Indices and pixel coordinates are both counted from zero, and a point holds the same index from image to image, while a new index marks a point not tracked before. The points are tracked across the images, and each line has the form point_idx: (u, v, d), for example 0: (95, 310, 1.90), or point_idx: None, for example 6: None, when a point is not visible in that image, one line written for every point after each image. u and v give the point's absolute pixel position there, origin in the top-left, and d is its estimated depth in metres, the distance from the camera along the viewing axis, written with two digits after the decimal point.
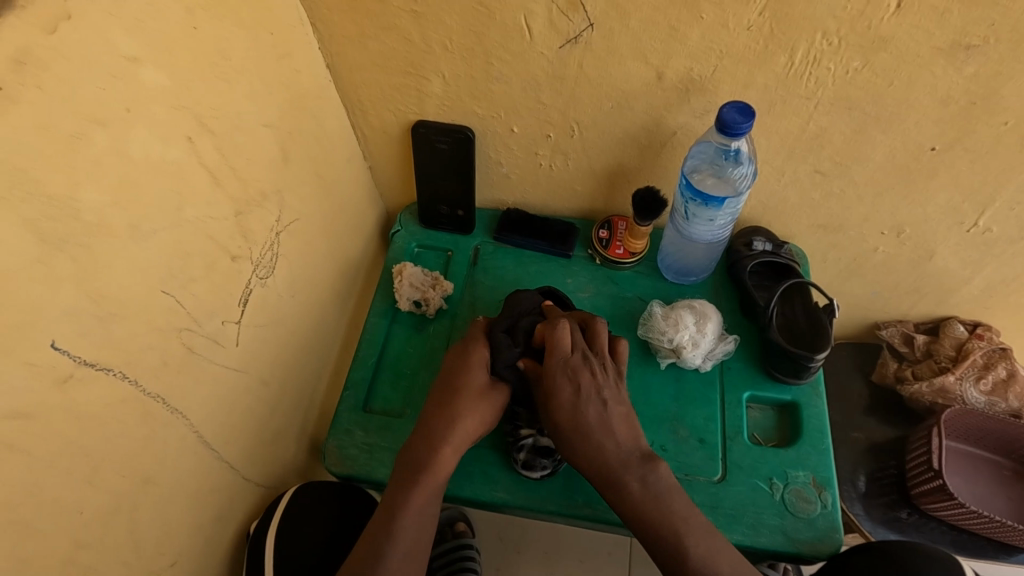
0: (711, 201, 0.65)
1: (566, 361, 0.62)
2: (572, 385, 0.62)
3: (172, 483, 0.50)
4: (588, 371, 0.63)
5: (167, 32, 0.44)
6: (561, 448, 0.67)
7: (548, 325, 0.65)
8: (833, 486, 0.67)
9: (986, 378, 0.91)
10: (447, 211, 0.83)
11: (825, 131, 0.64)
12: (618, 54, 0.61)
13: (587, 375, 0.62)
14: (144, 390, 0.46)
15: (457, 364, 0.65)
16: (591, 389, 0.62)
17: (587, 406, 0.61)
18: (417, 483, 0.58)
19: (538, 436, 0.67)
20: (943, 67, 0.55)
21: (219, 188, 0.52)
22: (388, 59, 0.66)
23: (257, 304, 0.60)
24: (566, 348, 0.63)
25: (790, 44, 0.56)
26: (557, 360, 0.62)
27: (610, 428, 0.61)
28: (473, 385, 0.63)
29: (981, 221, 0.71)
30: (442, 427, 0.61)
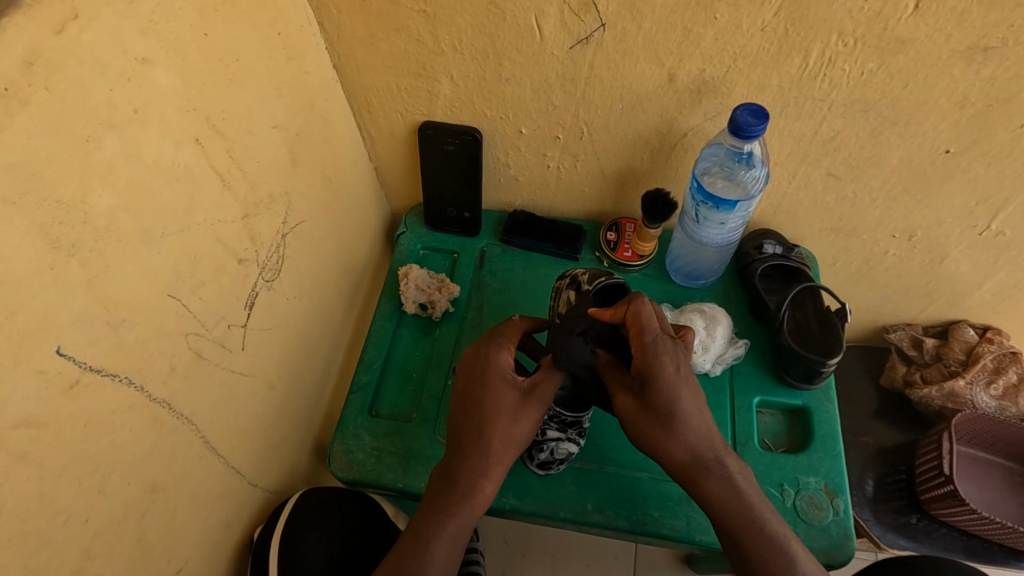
0: (722, 204, 0.64)
1: (655, 341, 0.53)
2: (662, 368, 0.52)
3: (180, 490, 0.49)
4: (676, 351, 0.54)
5: (177, 33, 0.43)
6: (576, 449, 0.66)
7: (632, 300, 0.56)
8: (845, 492, 0.66)
9: (996, 381, 0.90)
10: (454, 213, 0.82)
11: (838, 134, 0.63)
12: (631, 56, 0.60)
13: (676, 357, 0.53)
14: (153, 397, 0.45)
15: (476, 377, 0.57)
16: (681, 374, 0.53)
17: (677, 392, 0.52)
18: (448, 510, 0.53)
19: (562, 440, 0.65)
20: (961, 69, 0.55)
21: (227, 190, 0.51)
22: (397, 60, 0.65)
23: (264, 307, 0.59)
24: (655, 325, 0.54)
25: (805, 45, 0.55)
26: (643, 339, 0.53)
27: (697, 417, 0.53)
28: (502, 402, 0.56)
29: (994, 225, 0.71)
30: (476, 449, 0.54)
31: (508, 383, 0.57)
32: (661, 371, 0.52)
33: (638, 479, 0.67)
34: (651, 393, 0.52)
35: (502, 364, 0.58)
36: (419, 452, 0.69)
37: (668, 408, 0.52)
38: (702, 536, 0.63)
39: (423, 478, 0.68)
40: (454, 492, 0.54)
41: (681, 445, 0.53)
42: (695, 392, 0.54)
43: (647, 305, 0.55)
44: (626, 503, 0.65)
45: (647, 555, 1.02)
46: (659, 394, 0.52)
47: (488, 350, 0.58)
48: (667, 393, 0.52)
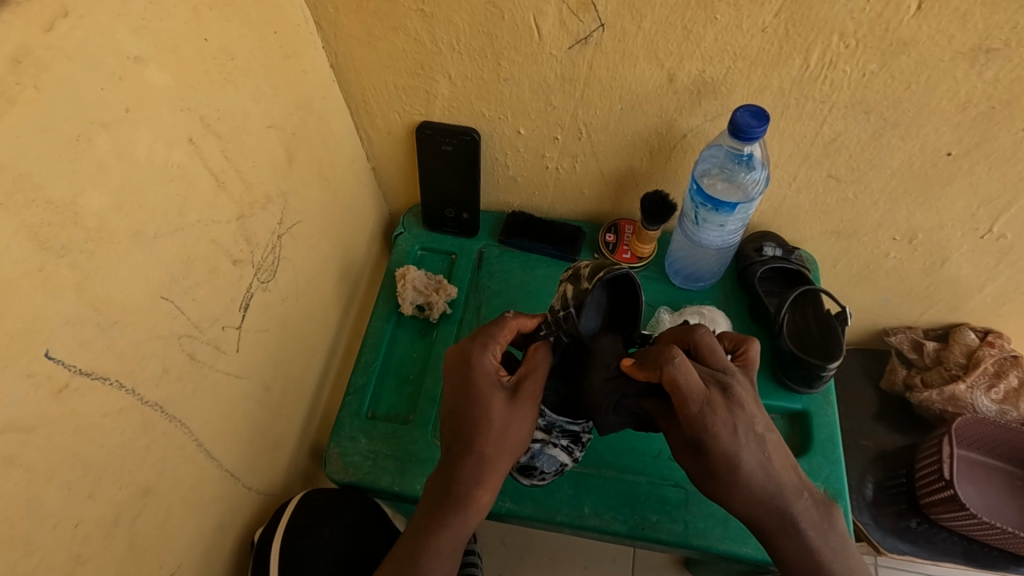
0: (722, 206, 0.64)
1: (699, 406, 0.49)
2: (711, 430, 0.50)
3: (173, 493, 0.49)
4: (722, 407, 0.50)
5: (171, 31, 0.43)
6: (568, 460, 0.63)
7: (663, 358, 0.50)
8: (845, 497, 0.66)
9: (997, 386, 0.90)
10: (452, 214, 0.82)
11: (839, 136, 0.63)
12: (630, 56, 0.59)
13: (723, 414, 0.50)
14: (145, 400, 0.44)
15: (463, 382, 0.55)
16: (732, 429, 0.50)
17: (731, 449, 0.50)
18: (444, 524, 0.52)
19: (550, 446, 0.62)
20: (963, 71, 0.54)
21: (222, 190, 0.51)
22: (395, 59, 0.65)
23: (260, 308, 0.59)
24: (693, 384, 0.49)
25: (806, 46, 0.55)
26: (683, 403, 0.50)
27: (759, 470, 0.51)
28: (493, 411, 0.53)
29: (995, 228, 0.70)
30: (468, 460, 0.53)
31: (495, 388, 0.54)
32: (711, 432, 0.50)
33: (637, 483, 0.66)
34: (705, 455, 0.51)
35: (488, 366, 0.55)
36: (416, 455, 0.69)
37: (727, 467, 0.50)
38: (701, 540, 0.63)
39: (420, 481, 0.67)
40: (448, 503, 0.53)
41: (749, 500, 0.51)
42: (752, 444, 0.51)
43: (683, 364, 0.50)
44: (624, 507, 0.65)
45: (645, 558, 1.02)
46: (712, 455, 0.50)
47: (473, 353, 0.55)
48: (722, 453, 0.50)
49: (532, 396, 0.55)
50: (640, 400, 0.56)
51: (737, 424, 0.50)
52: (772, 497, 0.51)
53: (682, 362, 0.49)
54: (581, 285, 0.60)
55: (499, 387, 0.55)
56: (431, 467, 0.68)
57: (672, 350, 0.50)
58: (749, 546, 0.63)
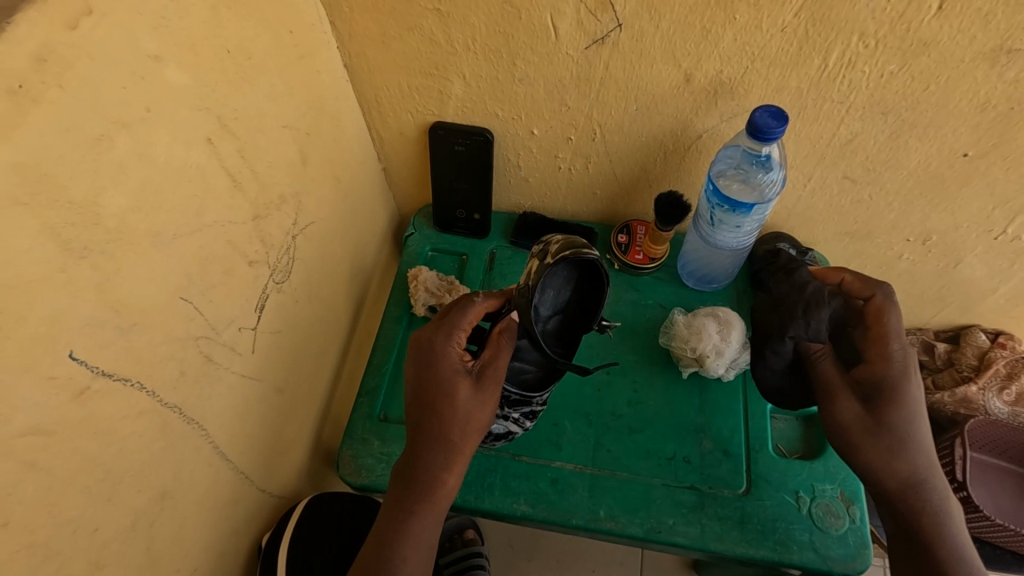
0: (739, 207, 0.63)
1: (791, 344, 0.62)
2: (904, 362, 0.57)
3: (189, 496, 0.48)
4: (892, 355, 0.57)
5: (189, 30, 0.42)
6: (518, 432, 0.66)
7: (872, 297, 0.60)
8: (862, 501, 0.65)
9: (1009, 388, 0.90)
10: (463, 215, 0.81)
11: (856, 136, 0.63)
12: (648, 56, 0.59)
13: (880, 363, 0.57)
14: (162, 402, 0.44)
15: (431, 369, 0.56)
16: (904, 374, 0.57)
17: (902, 393, 0.56)
18: (418, 510, 0.54)
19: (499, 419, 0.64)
20: (983, 72, 0.54)
21: (238, 191, 0.50)
22: (408, 59, 0.64)
23: (274, 310, 0.58)
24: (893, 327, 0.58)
25: (825, 46, 0.55)
26: (884, 340, 0.58)
27: (908, 422, 0.56)
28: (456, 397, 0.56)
29: (1010, 229, 0.70)
30: (435, 447, 0.55)
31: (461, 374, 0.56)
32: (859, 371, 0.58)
33: (651, 485, 0.66)
34: (888, 395, 0.56)
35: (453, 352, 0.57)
36: None
37: (893, 411, 0.56)
38: (717, 544, 0.63)
39: None
40: (419, 488, 0.55)
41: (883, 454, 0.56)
42: (918, 395, 0.57)
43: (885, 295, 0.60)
44: (640, 510, 0.64)
45: (653, 561, 1.01)
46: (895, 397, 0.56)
47: (438, 341, 0.57)
48: (887, 394, 0.56)
49: (494, 378, 0.57)
50: (785, 368, 0.64)
51: (917, 369, 0.57)
52: (900, 452, 0.56)
53: (889, 298, 0.59)
54: (546, 260, 0.57)
55: (465, 372, 0.56)
56: None
57: (886, 287, 0.60)
58: (766, 548, 0.62)
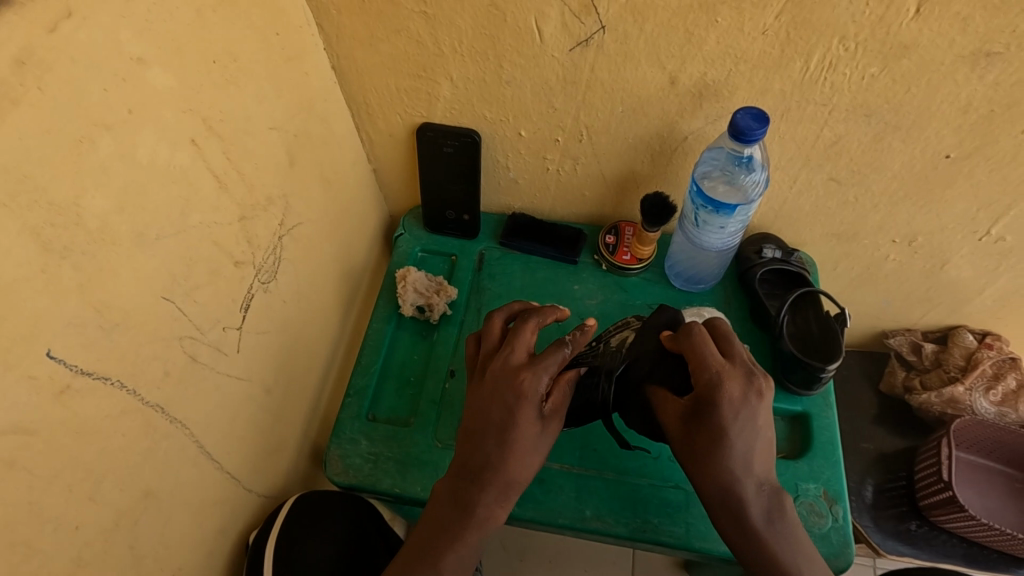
0: (723, 208, 0.64)
1: (712, 372, 0.52)
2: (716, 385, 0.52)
3: (174, 496, 0.48)
4: (738, 385, 0.52)
5: (174, 33, 0.43)
6: None
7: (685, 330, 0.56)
8: (846, 500, 0.65)
9: (995, 388, 0.90)
10: (453, 216, 0.82)
11: (840, 138, 0.63)
12: (633, 59, 0.60)
13: (733, 393, 0.52)
14: (146, 402, 0.44)
15: (505, 406, 0.55)
16: (741, 400, 0.52)
17: (724, 420, 0.52)
18: (459, 540, 0.55)
19: None
20: (964, 75, 0.54)
21: (224, 192, 0.51)
22: (396, 62, 0.65)
23: (261, 310, 0.58)
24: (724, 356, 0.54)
25: (807, 49, 0.55)
26: (700, 370, 0.53)
27: (746, 449, 0.53)
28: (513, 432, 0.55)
29: (995, 230, 0.70)
30: (494, 486, 0.55)
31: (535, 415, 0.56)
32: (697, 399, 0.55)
33: (638, 485, 0.66)
34: (704, 421, 0.52)
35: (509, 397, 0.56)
36: (418, 457, 0.69)
37: (711, 434, 0.52)
38: (703, 543, 0.63)
39: (420, 483, 0.67)
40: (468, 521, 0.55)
41: (716, 475, 0.53)
42: (746, 425, 0.52)
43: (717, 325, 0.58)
44: (626, 510, 0.65)
45: (644, 561, 1.02)
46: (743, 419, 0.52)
47: (527, 379, 0.55)
48: (717, 417, 0.52)
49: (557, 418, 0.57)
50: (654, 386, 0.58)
51: (736, 403, 0.52)
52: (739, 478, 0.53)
53: (702, 332, 0.54)
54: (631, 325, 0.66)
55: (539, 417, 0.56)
56: (432, 470, 0.68)
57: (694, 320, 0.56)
58: None
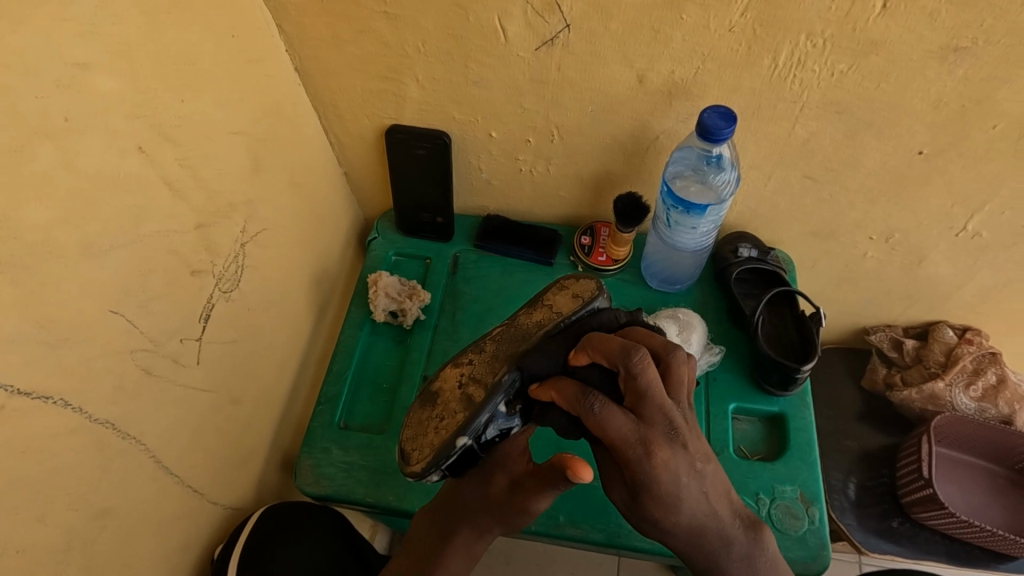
0: (693, 208, 0.63)
1: (637, 448, 0.44)
2: (645, 467, 0.44)
3: (131, 513, 0.47)
4: (665, 445, 0.45)
5: (124, 36, 0.42)
6: None
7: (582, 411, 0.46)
8: (822, 501, 0.64)
9: (975, 383, 0.90)
10: (426, 218, 0.80)
11: (813, 136, 0.62)
12: (601, 58, 0.59)
13: (664, 457, 0.44)
14: (94, 418, 0.43)
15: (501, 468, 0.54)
16: (669, 464, 0.44)
17: (671, 477, 0.44)
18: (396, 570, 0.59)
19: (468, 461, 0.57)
20: (934, 70, 0.54)
21: (180, 199, 0.49)
22: (362, 62, 0.63)
23: (223, 318, 0.57)
24: (662, 400, 0.45)
25: (776, 46, 0.54)
26: (622, 453, 0.45)
27: (696, 497, 0.46)
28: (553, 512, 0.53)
29: (971, 226, 0.70)
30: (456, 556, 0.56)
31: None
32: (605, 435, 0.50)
33: None
34: (641, 492, 0.45)
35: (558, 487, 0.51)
36: (391, 465, 0.68)
37: (658, 501, 0.45)
38: None
39: (393, 492, 0.66)
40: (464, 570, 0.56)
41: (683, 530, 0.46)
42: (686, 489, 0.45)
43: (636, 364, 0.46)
44: (600, 515, 0.64)
45: (629, 565, 1.01)
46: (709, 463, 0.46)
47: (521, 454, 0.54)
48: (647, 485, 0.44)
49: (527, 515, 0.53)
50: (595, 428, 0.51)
51: (672, 465, 0.44)
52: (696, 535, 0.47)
53: (602, 407, 0.45)
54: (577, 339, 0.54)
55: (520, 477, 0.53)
56: (405, 479, 0.67)
57: (587, 395, 0.46)
58: None
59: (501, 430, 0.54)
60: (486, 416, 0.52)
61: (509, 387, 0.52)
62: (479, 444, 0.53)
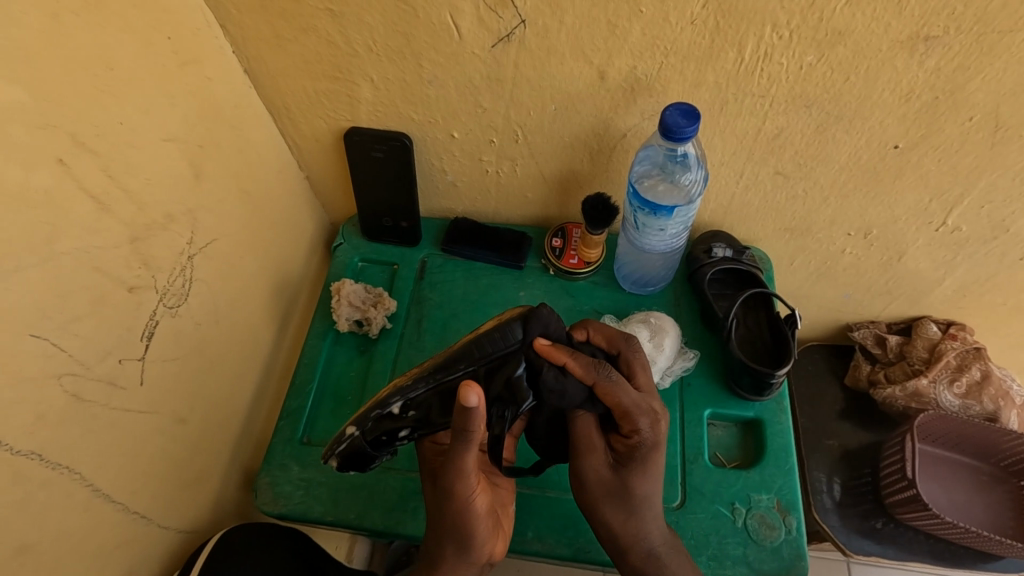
0: (659, 210, 0.61)
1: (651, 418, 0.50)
2: (653, 444, 0.51)
3: (60, 546, 0.44)
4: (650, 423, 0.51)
5: (21, 41, 0.39)
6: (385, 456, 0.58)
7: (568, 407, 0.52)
8: (799, 509, 0.62)
9: (960, 379, 0.87)
10: (390, 223, 0.78)
11: (783, 131, 0.60)
12: (557, 54, 0.56)
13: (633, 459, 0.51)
14: (12, 450, 0.40)
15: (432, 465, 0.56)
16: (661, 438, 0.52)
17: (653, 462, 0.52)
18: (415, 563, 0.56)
19: (377, 458, 0.58)
20: (903, 61, 0.51)
21: (106, 212, 0.46)
22: (310, 63, 0.60)
23: (167, 335, 0.54)
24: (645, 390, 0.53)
25: (738, 39, 0.52)
26: (632, 418, 0.50)
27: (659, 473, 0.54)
28: (479, 503, 0.52)
29: (950, 220, 0.68)
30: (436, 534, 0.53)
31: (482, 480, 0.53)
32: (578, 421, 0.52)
33: None
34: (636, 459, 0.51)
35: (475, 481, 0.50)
36: (352, 481, 0.66)
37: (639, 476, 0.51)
38: None
39: (354, 510, 0.64)
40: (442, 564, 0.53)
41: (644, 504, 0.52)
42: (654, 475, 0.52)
43: (634, 349, 0.56)
44: (569, 529, 0.62)
45: None
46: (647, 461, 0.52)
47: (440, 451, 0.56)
48: (639, 462, 0.51)
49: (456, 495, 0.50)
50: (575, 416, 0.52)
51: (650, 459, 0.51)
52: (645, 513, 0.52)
53: (618, 377, 0.51)
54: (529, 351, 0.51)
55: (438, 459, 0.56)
56: (366, 495, 0.65)
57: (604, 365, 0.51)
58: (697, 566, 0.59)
59: (395, 432, 0.53)
60: (378, 413, 0.53)
61: (409, 391, 0.52)
62: (370, 440, 0.55)
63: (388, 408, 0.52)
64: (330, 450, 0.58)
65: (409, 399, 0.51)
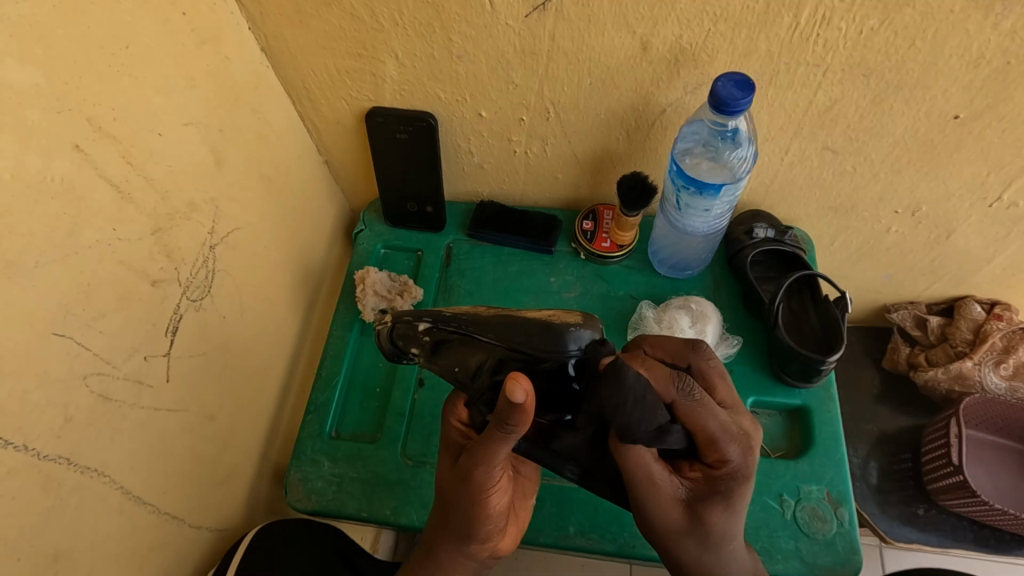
0: (706, 188, 0.57)
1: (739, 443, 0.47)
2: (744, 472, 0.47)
3: (94, 553, 0.43)
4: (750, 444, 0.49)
5: (34, 18, 0.36)
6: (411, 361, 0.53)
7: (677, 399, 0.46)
8: (851, 501, 0.59)
9: (1005, 362, 0.85)
10: (414, 208, 0.75)
11: (835, 103, 0.56)
12: (597, 24, 0.52)
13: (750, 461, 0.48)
14: (41, 455, 0.38)
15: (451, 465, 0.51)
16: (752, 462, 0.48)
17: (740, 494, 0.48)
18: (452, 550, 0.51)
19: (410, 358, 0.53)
20: (976, 23, 0.47)
21: (129, 203, 0.44)
22: (332, 39, 0.57)
23: (193, 330, 0.52)
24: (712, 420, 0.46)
25: (797, 3, 0.48)
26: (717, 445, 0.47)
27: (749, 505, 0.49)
28: (494, 503, 0.49)
29: (1006, 196, 0.64)
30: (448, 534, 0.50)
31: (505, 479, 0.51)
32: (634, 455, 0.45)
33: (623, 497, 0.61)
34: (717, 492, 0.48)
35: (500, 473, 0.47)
36: (385, 476, 0.64)
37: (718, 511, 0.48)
38: None
39: (389, 506, 0.62)
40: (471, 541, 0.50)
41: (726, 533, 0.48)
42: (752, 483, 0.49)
43: (706, 359, 0.53)
44: (612, 525, 0.60)
45: None
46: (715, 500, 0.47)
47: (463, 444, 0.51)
48: (722, 495, 0.47)
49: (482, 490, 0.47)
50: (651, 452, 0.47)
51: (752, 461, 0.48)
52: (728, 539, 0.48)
53: (702, 396, 0.47)
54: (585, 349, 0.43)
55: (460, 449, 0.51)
56: (400, 490, 0.63)
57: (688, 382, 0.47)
58: None
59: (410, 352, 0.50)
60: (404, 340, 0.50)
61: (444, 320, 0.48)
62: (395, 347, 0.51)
63: (417, 324, 0.48)
64: (377, 337, 0.54)
65: (439, 328, 0.47)
